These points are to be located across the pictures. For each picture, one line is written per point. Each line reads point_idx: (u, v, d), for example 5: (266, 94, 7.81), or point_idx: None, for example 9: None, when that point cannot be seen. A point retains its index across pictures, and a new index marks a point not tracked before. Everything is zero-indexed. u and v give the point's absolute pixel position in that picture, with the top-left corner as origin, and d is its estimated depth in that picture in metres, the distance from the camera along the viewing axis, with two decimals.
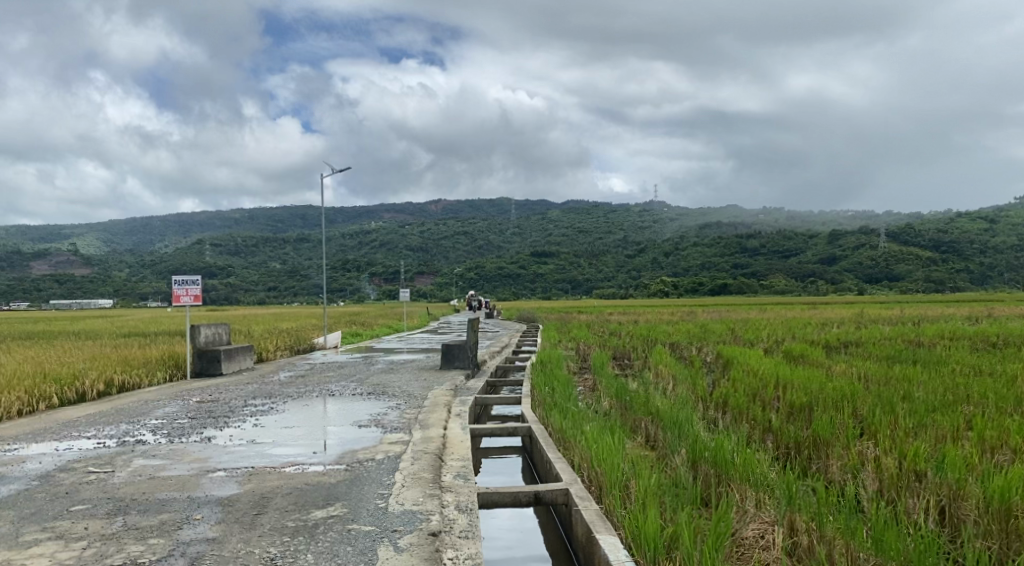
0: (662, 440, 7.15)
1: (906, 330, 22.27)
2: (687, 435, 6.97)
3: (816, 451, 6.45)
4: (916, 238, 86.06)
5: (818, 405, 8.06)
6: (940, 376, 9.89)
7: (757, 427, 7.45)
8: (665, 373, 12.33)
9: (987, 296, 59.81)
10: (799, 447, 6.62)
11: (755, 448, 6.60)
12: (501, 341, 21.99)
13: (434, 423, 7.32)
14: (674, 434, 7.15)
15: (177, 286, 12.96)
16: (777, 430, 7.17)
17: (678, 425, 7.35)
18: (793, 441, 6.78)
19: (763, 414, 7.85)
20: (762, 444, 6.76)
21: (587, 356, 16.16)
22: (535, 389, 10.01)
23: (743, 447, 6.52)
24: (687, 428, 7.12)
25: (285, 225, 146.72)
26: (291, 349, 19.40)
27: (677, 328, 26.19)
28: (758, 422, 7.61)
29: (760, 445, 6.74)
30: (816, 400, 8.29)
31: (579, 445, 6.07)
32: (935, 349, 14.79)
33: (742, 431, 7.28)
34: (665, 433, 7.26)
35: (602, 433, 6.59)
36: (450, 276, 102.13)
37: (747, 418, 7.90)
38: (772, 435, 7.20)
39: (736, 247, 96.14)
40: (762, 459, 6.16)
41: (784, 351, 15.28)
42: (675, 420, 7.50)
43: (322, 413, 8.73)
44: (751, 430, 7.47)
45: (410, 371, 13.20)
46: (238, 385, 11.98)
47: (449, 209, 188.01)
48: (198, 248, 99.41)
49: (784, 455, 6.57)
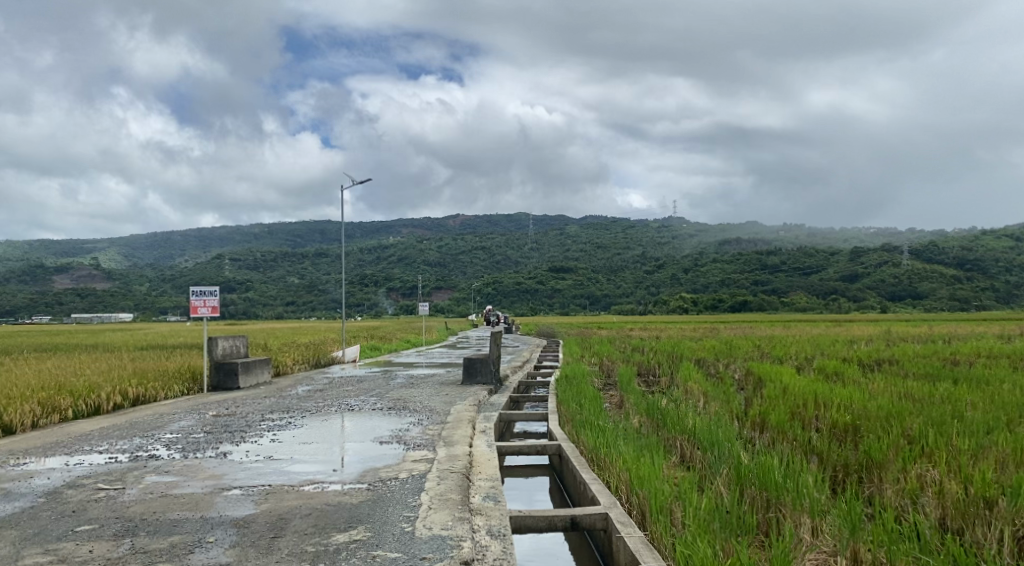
0: (699, 460, 6.77)
1: (936, 347, 21.66)
2: (728, 456, 6.59)
3: (868, 473, 6.03)
4: (939, 256, 84.77)
5: (862, 424, 7.63)
6: (992, 395, 9.28)
7: (801, 447, 7.02)
8: (695, 390, 11.91)
9: (1010, 315, 58.58)
10: (849, 471, 6.18)
11: (802, 470, 6.22)
12: (522, 356, 21.62)
13: (459, 441, 7.01)
14: (711, 454, 6.81)
15: (195, 297, 12.80)
16: (821, 451, 6.77)
17: (714, 444, 6.99)
18: (841, 463, 6.36)
19: (806, 433, 7.44)
20: (807, 465, 6.37)
21: (611, 372, 15.77)
22: (562, 405, 9.68)
23: (789, 468, 6.14)
24: (726, 448, 6.76)
25: (304, 240, 147.75)
26: (309, 362, 19.18)
27: (701, 345, 25.74)
28: (800, 442, 7.18)
29: (807, 467, 6.32)
30: (860, 419, 7.82)
31: (614, 465, 5.73)
32: (974, 367, 14.16)
33: (785, 451, 6.89)
34: (703, 452, 6.90)
35: (639, 452, 6.25)
36: (468, 292, 102.17)
37: (788, 438, 7.48)
38: (816, 456, 6.78)
39: (756, 264, 95.19)
40: (811, 482, 5.78)
41: (816, 368, 14.75)
42: (713, 440, 7.12)
43: (343, 428, 8.46)
44: (794, 449, 7.04)
45: (431, 385, 12.89)
46: (256, 398, 11.74)
47: (467, 224, 188.54)
48: (219, 262, 100.20)
49: (832, 477, 6.15)
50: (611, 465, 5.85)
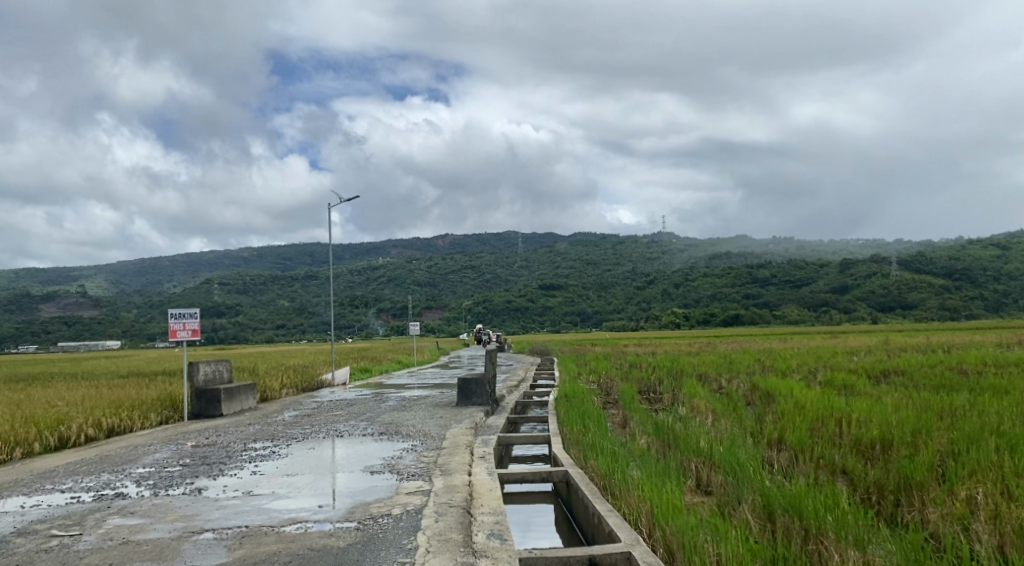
0: (720, 486, 6.25)
1: (938, 358, 21.19)
2: (753, 482, 6.07)
3: (907, 494, 5.48)
4: (926, 266, 84.93)
5: (891, 440, 7.10)
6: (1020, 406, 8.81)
7: (826, 468, 6.54)
8: (702, 409, 11.38)
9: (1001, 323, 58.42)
10: (883, 492, 5.67)
11: (833, 492, 5.71)
12: (518, 375, 20.95)
13: (458, 469, 6.43)
14: (733, 478, 6.32)
15: (174, 320, 12.17)
16: (851, 472, 6.27)
17: (735, 467, 6.50)
18: (874, 484, 5.83)
19: (829, 451, 6.93)
20: (838, 487, 5.85)
21: (610, 390, 15.24)
22: (566, 426, 9.11)
23: (818, 492, 5.62)
24: (749, 473, 6.27)
25: (294, 263, 146.97)
26: (298, 387, 18.48)
27: (699, 359, 25.26)
28: (824, 463, 6.70)
29: (837, 489, 5.81)
30: (887, 434, 7.34)
31: (630, 497, 5.19)
32: (986, 376, 13.58)
33: (814, 474, 6.39)
34: (723, 477, 6.41)
35: (657, 479, 5.72)
36: (459, 311, 101.55)
37: (811, 456, 6.99)
38: (846, 477, 6.27)
39: (746, 278, 95.13)
40: (850, 506, 5.27)
41: (825, 381, 14.19)
42: (732, 462, 6.65)
43: (331, 457, 7.88)
44: (820, 470, 6.54)
45: (424, 407, 12.27)
46: (240, 426, 11.12)
47: (456, 243, 187.96)
48: (208, 287, 99.11)
49: (867, 499, 5.63)
50: (631, 494, 5.33)
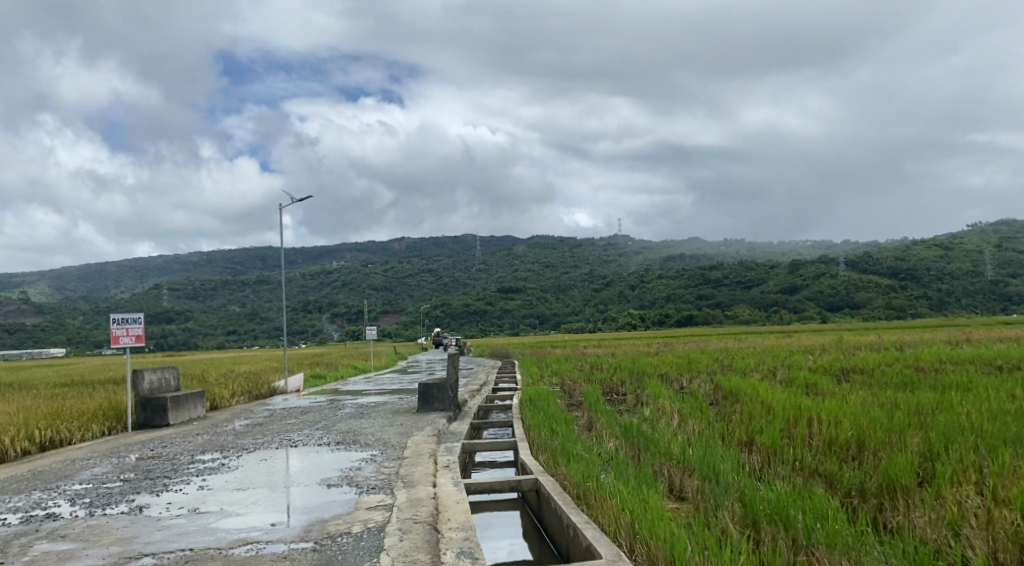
0: (697, 492, 6.03)
1: (892, 356, 21.44)
2: (733, 489, 5.88)
3: (891, 500, 5.39)
4: (873, 266, 87.15)
5: (866, 440, 7.02)
6: (986, 403, 8.83)
7: (803, 471, 6.41)
8: (669, 409, 11.21)
9: (944, 321, 60.17)
10: (866, 496, 5.55)
11: (817, 496, 5.60)
12: (478, 379, 20.56)
13: (422, 481, 6.07)
14: (712, 484, 6.13)
15: (115, 325, 11.48)
16: (830, 475, 6.14)
17: (713, 474, 6.30)
18: (856, 488, 5.71)
19: (805, 452, 6.80)
20: (819, 492, 5.71)
21: (574, 392, 14.98)
22: (533, 430, 8.82)
23: (800, 497, 5.46)
24: (728, 479, 6.08)
25: (246, 268, 143.73)
26: (250, 395, 17.80)
27: (659, 360, 25.15)
28: (802, 465, 6.57)
29: (819, 494, 5.67)
30: (862, 434, 7.25)
31: (608, 508, 4.93)
32: (944, 374, 13.70)
33: (796, 478, 6.27)
34: (699, 483, 6.20)
35: (636, 487, 5.48)
36: (417, 315, 100.60)
37: (788, 459, 6.85)
38: (825, 480, 6.15)
39: (700, 279, 96.28)
40: (838, 512, 5.15)
41: (787, 381, 14.16)
42: (708, 469, 6.46)
43: (288, 469, 7.42)
44: (798, 473, 6.40)
45: (383, 414, 11.85)
46: (187, 436, 10.54)
47: (413, 246, 186.30)
48: (157, 292, 96.10)
49: (850, 504, 5.51)
50: (610, 505, 5.08)
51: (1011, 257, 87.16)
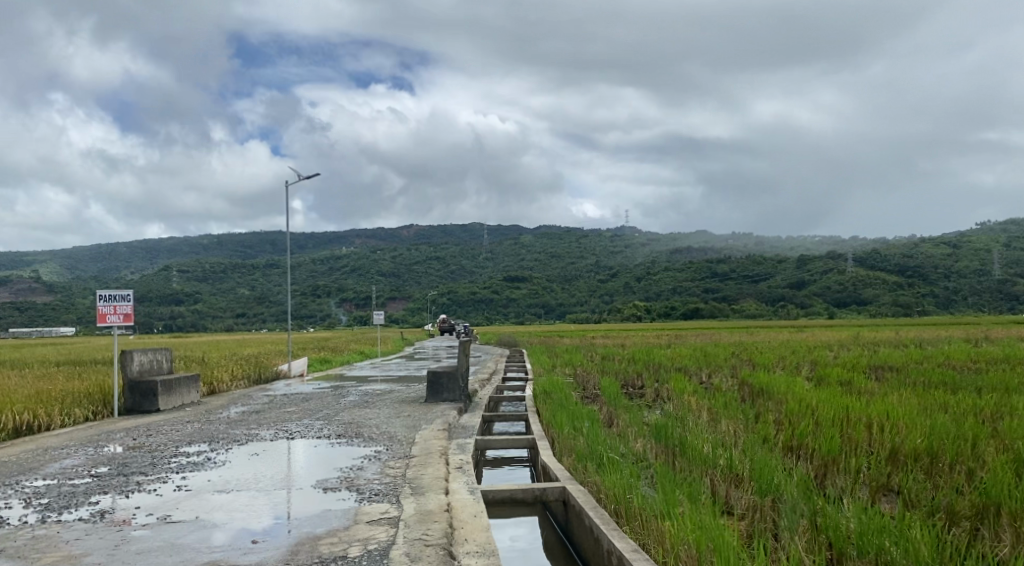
0: (750, 508, 5.11)
1: (916, 353, 20.57)
2: (798, 505, 4.95)
3: (991, 527, 4.52)
4: (881, 263, 85.99)
5: (941, 450, 6.08)
6: None
7: (870, 487, 5.53)
8: (695, 406, 10.34)
9: (952, 319, 59.05)
10: (954, 517, 4.68)
11: (904, 519, 4.73)
12: (487, 367, 19.87)
13: (432, 486, 5.23)
14: (773, 501, 5.21)
15: (103, 302, 10.71)
16: (905, 491, 5.28)
17: (773, 487, 5.36)
18: (943, 507, 4.85)
19: (868, 463, 5.93)
20: (902, 514, 4.84)
21: (591, 384, 14.23)
22: (554, 427, 7.97)
23: (883, 520, 4.56)
24: (785, 494, 5.18)
25: (254, 251, 143.44)
26: (250, 379, 17.11)
27: (673, 352, 24.36)
28: (866, 479, 5.68)
29: (900, 516, 4.76)
30: (930, 441, 6.33)
31: (662, 541, 4.11)
32: (985, 374, 12.86)
33: (869, 494, 5.38)
34: (752, 496, 5.31)
35: (685, 505, 4.62)
36: (423, 302, 100.00)
37: (846, 469, 5.96)
38: (896, 496, 5.29)
39: (707, 271, 95.26)
40: (939, 543, 4.30)
41: (819, 377, 13.31)
42: (760, 477, 5.56)
43: (282, 465, 6.62)
44: (861, 488, 5.54)
45: (388, 404, 11.06)
46: (175, 424, 9.75)
47: (420, 234, 185.67)
48: (165, 274, 95.66)
49: (937, 522, 4.63)
50: (664, 534, 4.22)
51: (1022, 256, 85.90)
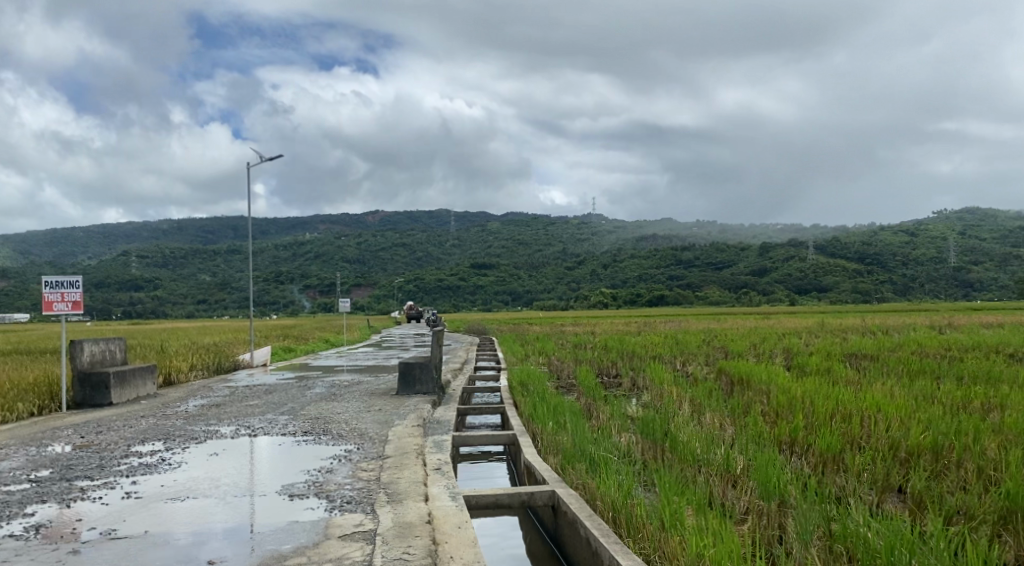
0: (757, 512, 4.72)
1: (883, 339, 20.62)
2: (809, 509, 4.57)
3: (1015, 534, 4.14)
4: (841, 250, 87.43)
5: (947, 446, 5.73)
6: None
7: (878, 489, 5.14)
8: (677, 397, 9.98)
9: (909, 305, 60.19)
10: (978, 522, 4.28)
11: (919, 527, 4.40)
12: (459, 356, 19.42)
13: (410, 493, 4.78)
14: (781, 505, 4.82)
15: (48, 289, 9.98)
16: (918, 493, 4.89)
17: (777, 488, 4.98)
18: (966, 512, 4.46)
19: (873, 463, 5.55)
20: (916, 519, 4.47)
21: (566, 373, 13.95)
22: (535, 423, 7.56)
23: (904, 532, 4.14)
24: (793, 499, 4.79)
25: (216, 237, 140.37)
26: (210, 367, 16.42)
27: (643, 339, 24.18)
28: (872, 480, 5.29)
29: (916, 523, 4.38)
30: (936, 435, 5.97)
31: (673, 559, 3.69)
32: (962, 362, 12.76)
33: (879, 497, 5.03)
34: (758, 499, 4.91)
35: (692, 515, 4.21)
36: (388, 289, 98.88)
37: (850, 470, 5.56)
38: (908, 500, 4.90)
39: (672, 259, 95.83)
40: (963, 554, 3.95)
41: (797, 366, 13.15)
42: (764, 478, 5.15)
43: (246, 467, 6.12)
44: (871, 490, 5.14)
45: (357, 397, 10.52)
46: (128, 419, 9.10)
47: (385, 219, 183.55)
48: (124, 259, 92.89)
49: (959, 529, 4.23)
50: (674, 549, 3.80)
51: (975, 245, 88.03)
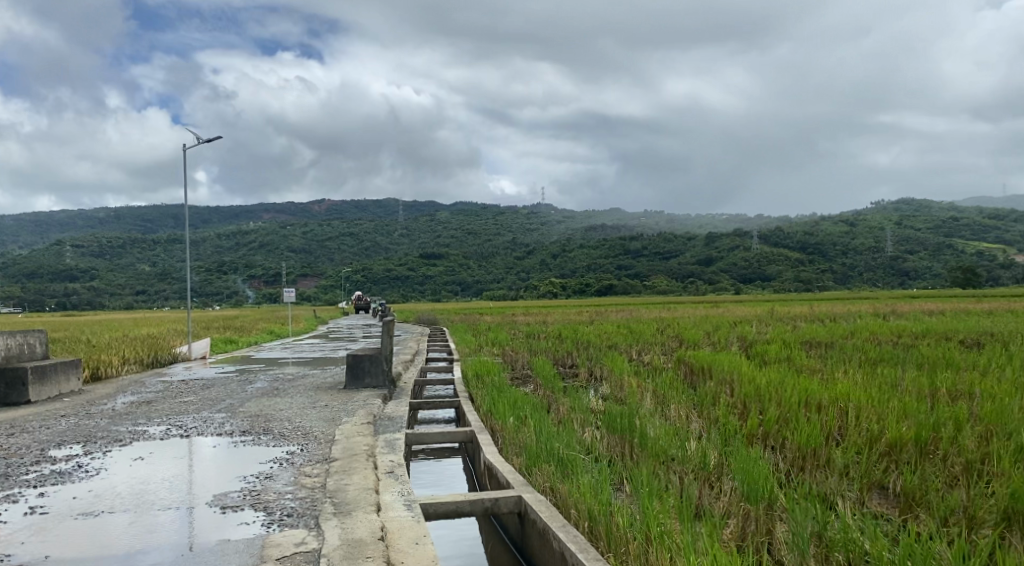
0: (745, 515, 4.33)
1: (831, 328, 20.79)
2: (803, 514, 4.20)
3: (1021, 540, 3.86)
4: (783, 240, 89.44)
5: (930, 439, 5.47)
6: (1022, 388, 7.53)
7: (870, 490, 4.82)
8: (638, 388, 9.67)
9: (847, 293, 61.82)
10: (985, 531, 3.96)
11: (915, 535, 4.10)
12: (409, 348, 18.76)
13: (359, 504, 4.25)
14: (767, 509, 4.46)
15: None
16: (912, 492, 4.57)
17: (763, 491, 4.60)
18: (970, 513, 4.16)
19: (858, 459, 5.23)
20: (917, 525, 4.15)
21: (522, 364, 13.52)
22: (494, 418, 7.09)
23: (908, 542, 3.77)
24: (780, 507, 4.41)
25: (155, 226, 135.79)
26: (144, 361, 15.49)
27: (598, 328, 23.97)
28: (859, 480, 4.97)
29: (916, 532, 4.04)
30: (917, 428, 5.69)
31: None
32: (918, 349, 12.80)
33: (863, 494, 4.74)
34: (744, 503, 4.52)
35: (681, 530, 3.78)
36: (336, 279, 97.02)
37: (834, 466, 5.25)
38: (906, 500, 4.56)
39: (620, 249, 96.54)
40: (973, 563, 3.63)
41: (755, 355, 12.98)
42: (752, 478, 4.76)
43: (178, 473, 5.47)
44: (862, 492, 4.80)
45: (301, 392, 9.87)
46: (47, 419, 8.31)
47: (331, 209, 180.03)
48: (57, 249, 88.80)
49: (966, 541, 3.90)
50: (663, 565, 3.38)
51: (910, 235, 91.14)
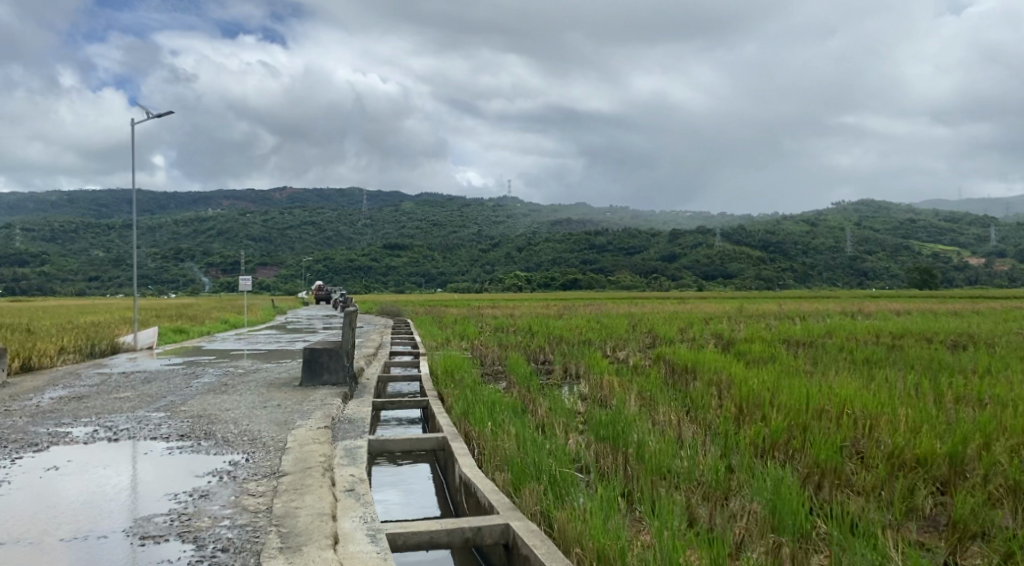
0: (776, 547, 3.69)
1: (803, 326, 20.33)
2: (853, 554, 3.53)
3: None
4: (745, 238, 90.06)
5: (964, 456, 4.88)
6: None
7: (909, 517, 4.20)
8: (621, 388, 9.00)
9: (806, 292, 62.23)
10: None
11: None
12: (371, 341, 17.83)
13: (314, 534, 3.47)
14: (802, 543, 3.80)
15: None
16: (961, 521, 3.97)
17: (795, 521, 3.91)
18: None
19: (888, 479, 4.63)
20: None
21: (496, 359, 12.75)
22: (468, 422, 6.35)
23: None
24: (815, 541, 3.74)
25: (110, 208, 131.45)
26: (83, 352, 14.33)
27: (568, 323, 23.19)
28: (899, 506, 4.32)
29: None
30: (943, 443, 5.11)
31: None
32: (901, 349, 12.42)
33: (901, 520, 4.17)
34: (778, 532, 3.84)
35: None
36: (297, 269, 94.91)
37: (865, 490, 4.61)
38: (958, 528, 3.95)
39: (585, 243, 96.15)
40: None
41: (736, 353, 12.47)
42: (782, 501, 4.05)
43: (106, 486, 4.65)
44: (900, 519, 4.18)
45: (252, 388, 8.99)
46: None
47: (294, 197, 176.46)
48: (6, 233, 85.23)
49: None
50: None
51: (868, 236, 92.48)
